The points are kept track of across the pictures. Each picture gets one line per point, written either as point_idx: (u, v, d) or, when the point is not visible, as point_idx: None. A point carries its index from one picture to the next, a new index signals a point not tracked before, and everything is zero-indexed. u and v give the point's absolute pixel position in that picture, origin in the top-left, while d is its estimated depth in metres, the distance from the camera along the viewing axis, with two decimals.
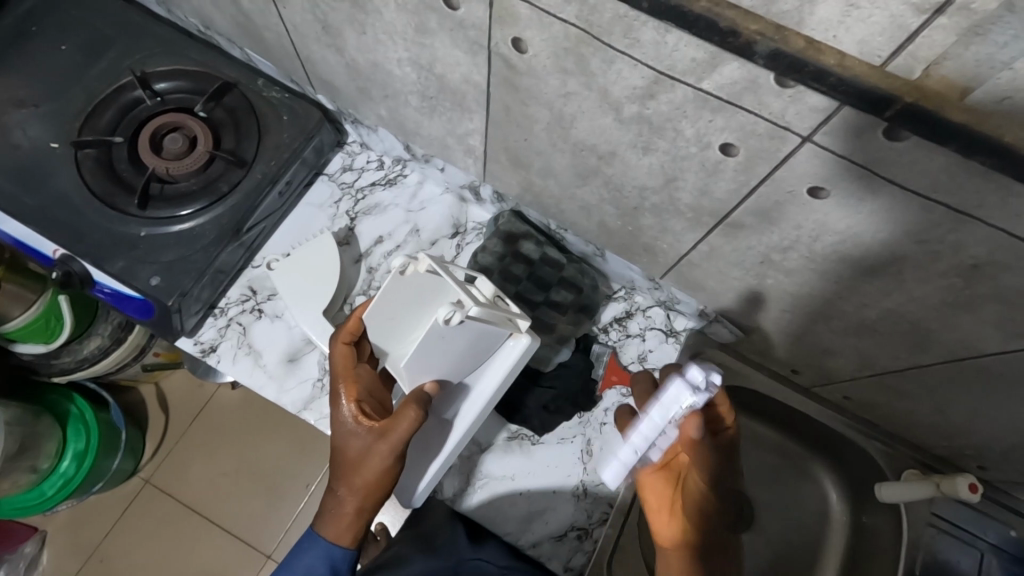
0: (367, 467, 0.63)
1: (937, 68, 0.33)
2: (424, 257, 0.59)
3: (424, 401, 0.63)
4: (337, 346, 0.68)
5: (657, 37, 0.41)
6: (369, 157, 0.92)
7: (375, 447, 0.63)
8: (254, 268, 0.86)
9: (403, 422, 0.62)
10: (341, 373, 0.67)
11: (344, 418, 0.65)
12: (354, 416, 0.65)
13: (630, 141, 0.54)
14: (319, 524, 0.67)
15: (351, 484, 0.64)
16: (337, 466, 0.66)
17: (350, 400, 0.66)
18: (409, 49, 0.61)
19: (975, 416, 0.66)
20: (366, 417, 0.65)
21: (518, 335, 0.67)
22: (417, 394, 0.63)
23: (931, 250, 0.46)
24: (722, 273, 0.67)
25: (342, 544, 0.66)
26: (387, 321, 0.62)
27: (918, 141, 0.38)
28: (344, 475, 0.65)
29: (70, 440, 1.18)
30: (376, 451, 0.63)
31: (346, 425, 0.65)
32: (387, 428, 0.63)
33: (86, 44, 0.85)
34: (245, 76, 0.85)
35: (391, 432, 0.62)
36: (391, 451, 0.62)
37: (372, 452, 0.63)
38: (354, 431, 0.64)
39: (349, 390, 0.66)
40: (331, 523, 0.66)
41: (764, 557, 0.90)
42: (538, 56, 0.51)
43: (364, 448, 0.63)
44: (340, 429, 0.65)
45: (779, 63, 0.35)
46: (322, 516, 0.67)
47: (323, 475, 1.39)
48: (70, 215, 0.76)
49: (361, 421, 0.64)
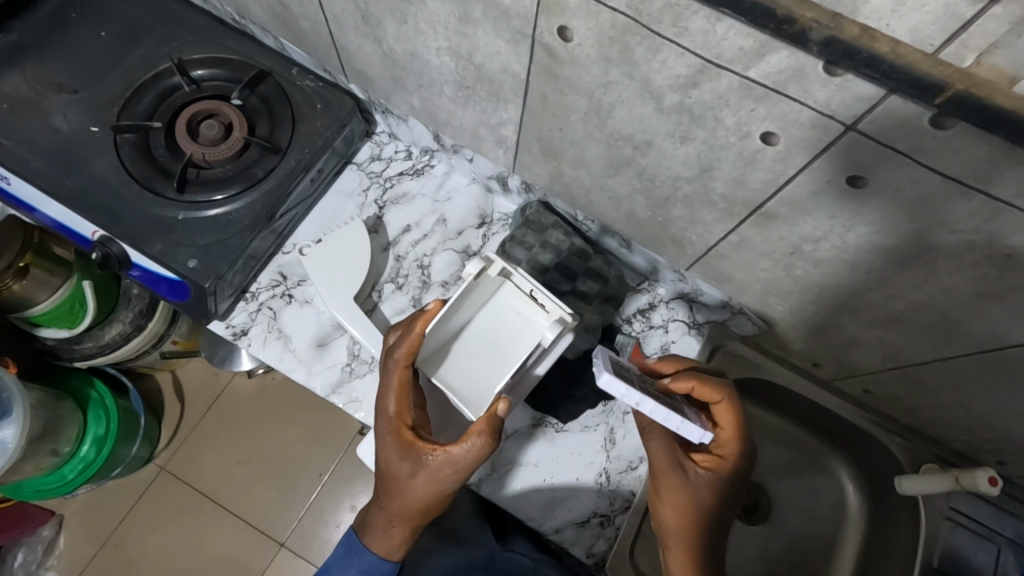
0: (432, 493, 0.64)
1: (988, 57, 0.35)
2: (494, 260, 0.71)
3: (497, 430, 0.62)
4: (396, 368, 0.65)
5: (707, 25, 0.42)
6: (397, 147, 0.94)
7: (441, 476, 0.63)
8: (284, 254, 0.87)
9: (473, 456, 0.61)
10: (396, 397, 0.65)
11: (398, 445, 0.63)
12: (412, 443, 0.63)
13: (668, 131, 0.55)
14: (368, 541, 0.70)
15: (409, 508, 0.65)
16: (390, 488, 0.66)
17: (404, 426, 0.64)
18: (450, 38, 0.62)
19: (1000, 410, 0.67)
20: (424, 443, 0.63)
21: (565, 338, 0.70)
22: (490, 423, 0.61)
23: (965, 240, 0.47)
24: (751, 263, 0.68)
25: (392, 560, 0.71)
26: (448, 327, 0.69)
27: (963, 129, 0.39)
28: (399, 500, 0.65)
29: (90, 424, 1.20)
30: (439, 479, 0.63)
31: (400, 452, 0.63)
32: (453, 460, 0.62)
33: (125, 32, 0.86)
34: (279, 66, 0.87)
35: (457, 464, 0.62)
36: (455, 480, 0.63)
37: (437, 480, 0.63)
38: (415, 460, 0.63)
39: (403, 415, 0.65)
40: (383, 542, 0.69)
41: (781, 551, 0.91)
42: (582, 46, 0.52)
43: (426, 477, 0.63)
44: (395, 456, 0.64)
45: (832, 50, 0.37)
46: (371, 534, 0.70)
47: (338, 465, 1.41)
48: (110, 199, 0.78)
49: (421, 449, 0.63)
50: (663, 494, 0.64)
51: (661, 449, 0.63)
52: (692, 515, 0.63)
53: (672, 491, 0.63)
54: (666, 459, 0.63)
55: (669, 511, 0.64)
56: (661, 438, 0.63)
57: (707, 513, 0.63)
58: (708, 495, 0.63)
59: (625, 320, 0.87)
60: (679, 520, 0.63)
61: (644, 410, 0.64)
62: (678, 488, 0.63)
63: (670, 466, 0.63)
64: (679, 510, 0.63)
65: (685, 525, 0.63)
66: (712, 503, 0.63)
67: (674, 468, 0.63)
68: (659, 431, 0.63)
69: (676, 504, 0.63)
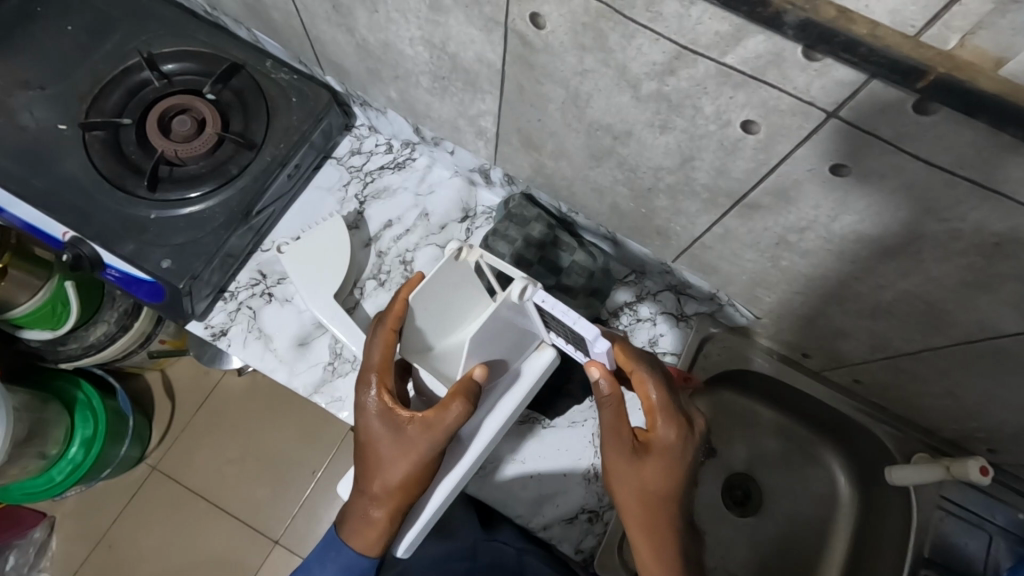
0: (410, 465, 0.61)
1: (972, 38, 0.33)
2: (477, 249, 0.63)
3: (474, 394, 0.60)
4: (382, 332, 0.61)
5: (680, 9, 0.40)
6: (377, 140, 0.92)
7: (418, 443, 0.61)
8: (263, 252, 0.86)
9: (450, 418, 0.59)
10: (379, 362, 0.61)
11: (376, 409, 0.62)
12: (391, 406, 0.62)
13: (647, 120, 0.54)
14: (348, 536, 0.68)
15: (386, 485, 0.62)
16: (370, 463, 0.64)
17: (385, 391, 0.62)
18: (422, 27, 0.60)
19: (989, 399, 0.65)
20: (402, 408, 0.62)
21: (542, 347, 0.67)
22: (465, 384, 0.60)
23: (951, 229, 0.46)
24: (736, 255, 0.67)
25: (369, 556, 0.68)
26: (430, 311, 0.63)
27: (947, 115, 0.37)
28: (377, 475, 0.63)
29: (78, 426, 1.18)
30: (418, 444, 0.61)
31: (378, 416, 0.62)
32: (433, 423, 0.60)
33: (92, 26, 0.84)
34: (252, 58, 0.85)
35: (437, 428, 0.60)
36: (434, 447, 0.61)
37: (414, 446, 0.61)
38: (394, 424, 0.62)
39: (384, 380, 0.63)
40: (361, 536, 0.67)
41: (772, 541, 0.90)
42: (555, 33, 0.50)
43: (403, 443, 0.61)
44: (374, 421, 0.62)
45: (809, 34, 0.35)
46: (352, 529, 0.68)
47: (330, 462, 1.39)
48: (80, 199, 0.76)
49: (399, 412, 0.62)
50: (611, 475, 0.62)
51: (604, 424, 0.61)
52: (646, 499, 0.61)
53: (619, 474, 0.62)
54: (608, 433, 0.61)
55: (624, 498, 0.62)
56: (607, 416, 0.60)
57: (662, 493, 0.61)
58: (656, 476, 0.60)
59: (611, 313, 0.86)
60: (634, 502, 0.61)
61: (604, 383, 0.58)
62: (624, 470, 0.61)
63: (611, 439, 0.61)
64: (633, 488, 0.61)
65: (642, 509, 0.61)
66: (662, 482, 0.60)
67: (614, 444, 0.61)
68: (611, 407, 0.59)
69: (623, 482, 0.61)
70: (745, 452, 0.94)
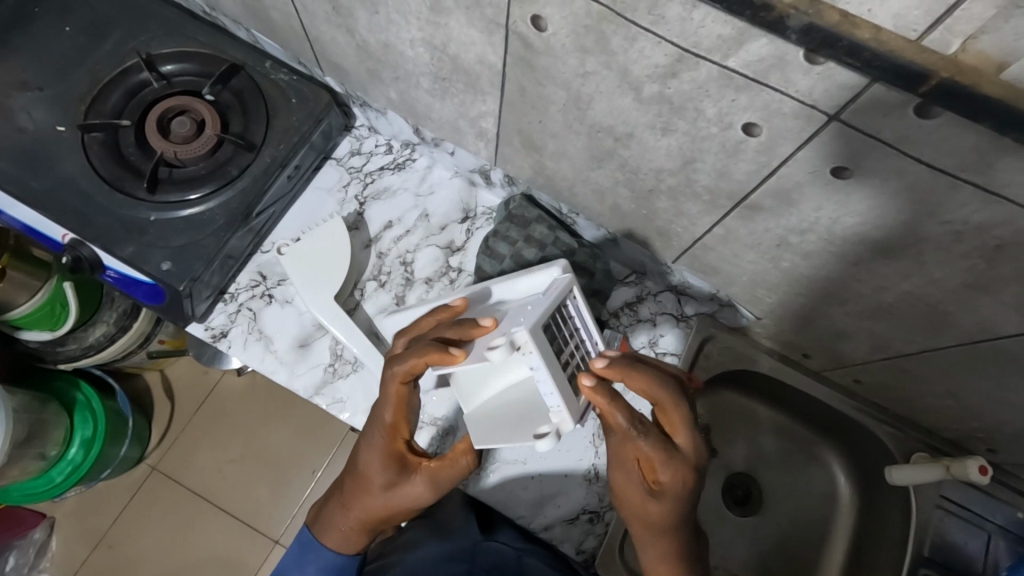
0: (409, 503, 0.64)
1: (974, 42, 0.33)
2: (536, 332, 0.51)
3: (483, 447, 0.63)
4: (397, 385, 0.59)
5: (682, 12, 0.40)
6: (377, 141, 0.92)
7: (421, 488, 0.63)
8: (263, 254, 0.86)
9: (460, 467, 0.62)
10: (392, 409, 0.61)
11: (381, 451, 0.62)
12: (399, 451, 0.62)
13: (648, 122, 0.54)
14: (324, 536, 0.69)
15: (380, 514, 0.65)
16: (364, 495, 0.64)
17: (393, 434, 0.62)
18: (424, 29, 0.60)
19: (990, 400, 0.65)
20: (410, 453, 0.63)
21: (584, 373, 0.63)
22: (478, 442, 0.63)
23: (954, 231, 0.46)
24: (737, 256, 0.67)
25: (350, 552, 0.69)
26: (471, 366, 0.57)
27: (948, 118, 0.37)
28: (371, 507, 0.64)
29: (77, 427, 1.17)
30: (421, 490, 0.63)
31: (382, 460, 0.62)
32: (440, 473, 0.62)
33: (92, 26, 0.83)
34: (252, 59, 0.84)
35: (443, 477, 0.62)
36: (436, 492, 0.63)
37: (417, 491, 0.63)
38: (400, 469, 0.62)
39: (394, 426, 0.62)
40: (338, 538, 0.68)
41: (771, 540, 0.90)
42: (557, 35, 0.50)
43: (405, 486, 0.62)
44: (379, 464, 0.62)
45: (812, 38, 0.35)
46: (329, 530, 0.68)
47: (331, 463, 1.39)
48: (79, 200, 0.76)
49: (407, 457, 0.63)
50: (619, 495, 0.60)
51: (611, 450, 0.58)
52: (649, 525, 0.58)
53: (626, 498, 0.59)
54: (614, 459, 0.58)
55: (631, 515, 0.60)
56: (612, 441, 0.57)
57: (666, 526, 0.57)
58: (662, 516, 0.57)
59: (611, 314, 0.86)
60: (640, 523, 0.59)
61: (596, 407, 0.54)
62: (630, 497, 0.58)
63: (618, 467, 0.58)
64: (637, 513, 0.58)
65: (647, 531, 0.59)
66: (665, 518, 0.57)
67: (620, 471, 0.58)
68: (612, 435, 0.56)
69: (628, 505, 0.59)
70: (745, 451, 0.94)
